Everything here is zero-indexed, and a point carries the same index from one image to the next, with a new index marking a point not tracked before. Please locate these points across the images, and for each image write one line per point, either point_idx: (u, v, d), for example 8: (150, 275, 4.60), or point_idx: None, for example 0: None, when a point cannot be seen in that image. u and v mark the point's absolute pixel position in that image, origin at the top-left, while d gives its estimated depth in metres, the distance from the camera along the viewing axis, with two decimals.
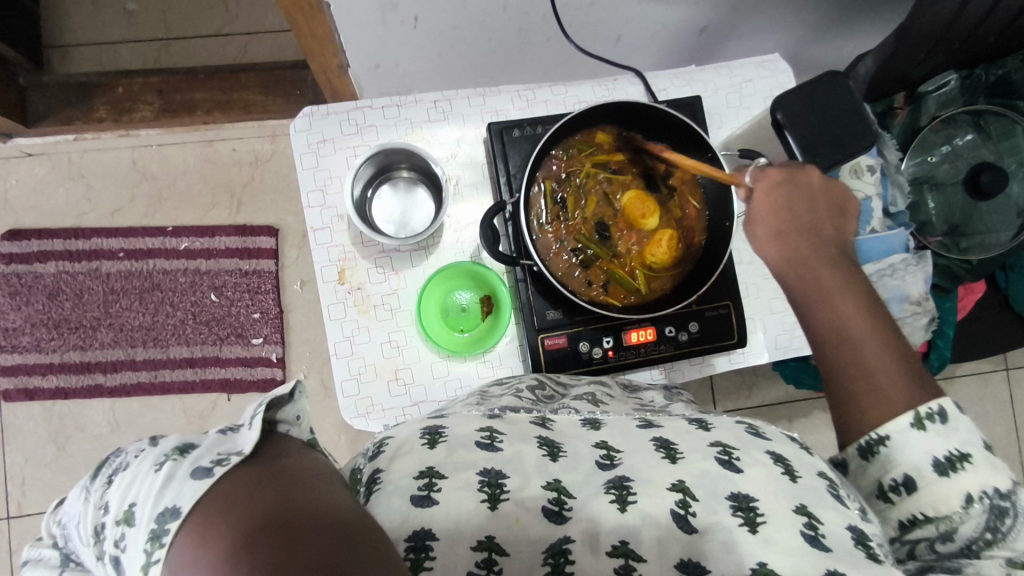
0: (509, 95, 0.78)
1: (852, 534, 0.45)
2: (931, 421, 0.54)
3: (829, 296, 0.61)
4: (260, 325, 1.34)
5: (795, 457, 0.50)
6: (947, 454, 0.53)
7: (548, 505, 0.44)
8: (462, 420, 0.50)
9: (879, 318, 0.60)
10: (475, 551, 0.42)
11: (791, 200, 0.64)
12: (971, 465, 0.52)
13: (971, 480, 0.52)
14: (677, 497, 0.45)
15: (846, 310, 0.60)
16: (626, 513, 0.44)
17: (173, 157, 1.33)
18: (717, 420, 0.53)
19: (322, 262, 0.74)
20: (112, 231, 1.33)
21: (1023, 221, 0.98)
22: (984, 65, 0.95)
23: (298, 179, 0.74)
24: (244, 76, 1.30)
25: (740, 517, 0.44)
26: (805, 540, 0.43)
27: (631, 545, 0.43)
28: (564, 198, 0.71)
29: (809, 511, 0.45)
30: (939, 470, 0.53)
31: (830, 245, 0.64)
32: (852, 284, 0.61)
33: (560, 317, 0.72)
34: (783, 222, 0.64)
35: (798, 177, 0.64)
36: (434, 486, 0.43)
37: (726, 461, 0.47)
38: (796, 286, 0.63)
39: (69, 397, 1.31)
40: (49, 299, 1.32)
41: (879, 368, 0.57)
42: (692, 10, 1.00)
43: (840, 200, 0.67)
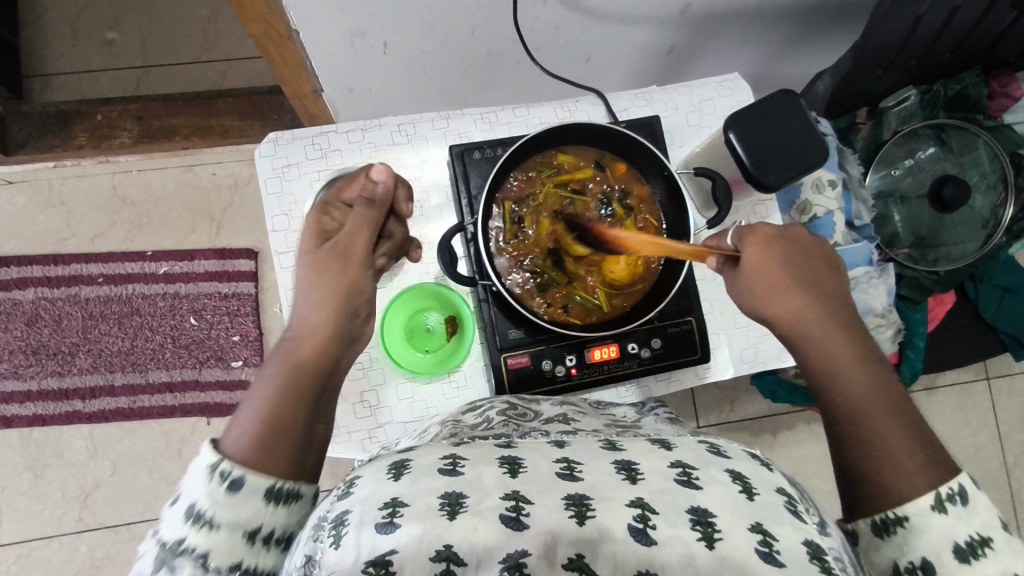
0: (472, 118, 0.79)
1: (807, 549, 0.41)
2: (952, 503, 0.51)
3: (839, 368, 0.59)
4: (240, 348, 1.34)
5: (754, 474, 0.46)
6: (969, 539, 0.50)
7: (504, 512, 0.40)
8: (428, 453, 0.48)
9: (892, 394, 0.58)
10: (435, 563, 0.38)
11: (788, 255, 0.63)
12: (993, 552, 0.49)
13: (994, 566, 0.49)
14: (636, 512, 0.41)
15: (857, 382, 0.58)
16: (584, 526, 0.40)
17: (153, 183, 1.35)
18: (681, 441, 0.50)
19: (287, 285, 0.75)
20: (92, 257, 1.33)
21: (988, 232, 1.00)
22: (942, 81, 0.98)
23: (263, 204, 0.75)
24: (223, 102, 1.29)
25: (698, 531, 0.40)
26: (759, 557, 0.39)
27: (587, 559, 0.39)
28: (522, 218, 0.72)
29: (765, 529, 0.41)
30: (961, 557, 0.50)
31: (836, 307, 0.62)
32: (862, 351, 0.60)
33: (523, 336, 0.72)
34: (786, 281, 0.62)
35: (792, 234, 0.65)
36: (397, 511, 0.40)
37: (685, 481, 0.44)
38: (806, 357, 0.61)
39: (47, 424, 1.30)
40: (27, 325, 1.32)
41: (900, 449, 0.54)
42: (657, 31, 1.03)
43: (837, 263, 0.66)
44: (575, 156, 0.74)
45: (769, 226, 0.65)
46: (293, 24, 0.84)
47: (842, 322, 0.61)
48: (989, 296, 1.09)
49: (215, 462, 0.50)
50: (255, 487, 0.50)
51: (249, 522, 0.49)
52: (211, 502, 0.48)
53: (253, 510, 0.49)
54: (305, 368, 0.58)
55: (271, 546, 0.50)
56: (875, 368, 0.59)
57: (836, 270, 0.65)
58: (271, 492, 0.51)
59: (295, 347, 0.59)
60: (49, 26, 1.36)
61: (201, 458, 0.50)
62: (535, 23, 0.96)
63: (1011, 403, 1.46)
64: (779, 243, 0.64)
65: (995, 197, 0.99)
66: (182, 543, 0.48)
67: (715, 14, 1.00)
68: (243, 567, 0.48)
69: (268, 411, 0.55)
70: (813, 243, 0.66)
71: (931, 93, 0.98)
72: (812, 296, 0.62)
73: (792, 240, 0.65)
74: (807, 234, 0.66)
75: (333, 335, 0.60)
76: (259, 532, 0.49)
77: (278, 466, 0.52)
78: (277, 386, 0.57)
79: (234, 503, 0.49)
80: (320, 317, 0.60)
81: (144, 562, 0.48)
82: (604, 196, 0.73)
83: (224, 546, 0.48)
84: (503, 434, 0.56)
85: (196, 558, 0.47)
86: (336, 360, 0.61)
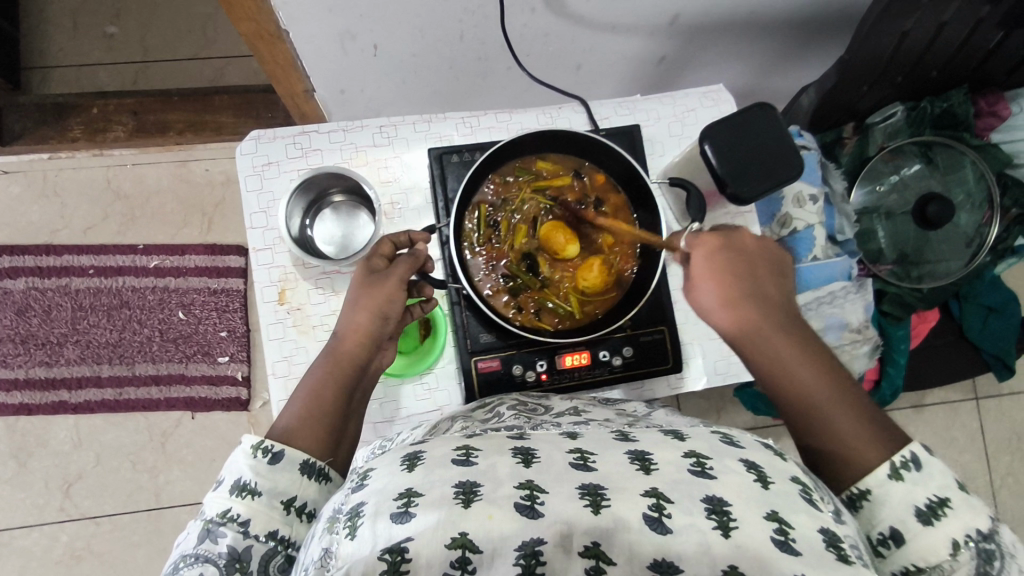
0: (454, 122, 0.80)
1: (822, 536, 0.41)
2: (907, 471, 0.54)
3: (790, 374, 0.59)
4: (227, 343, 1.35)
5: (768, 463, 0.45)
6: (928, 503, 0.53)
7: (520, 500, 0.40)
8: (440, 444, 0.47)
9: (842, 385, 0.59)
10: (450, 550, 0.38)
11: (733, 264, 0.62)
12: (952, 511, 0.52)
13: (955, 525, 0.52)
14: (650, 501, 0.41)
15: (809, 384, 0.58)
16: (600, 515, 0.40)
17: (148, 177, 1.34)
18: (694, 431, 0.49)
19: (263, 282, 0.75)
20: (83, 248, 1.34)
21: (972, 250, 1.00)
22: (929, 98, 0.98)
23: (243, 201, 0.75)
24: (218, 98, 1.34)
25: (714, 520, 0.40)
26: (773, 544, 0.39)
27: (602, 546, 0.39)
28: (497, 221, 0.73)
29: (780, 517, 0.41)
30: (923, 519, 0.52)
31: (780, 309, 0.62)
32: (810, 351, 0.60)
33: (494, 340, 0.73)
34: (734, 293, 0.61)
35: (735, 240, 0.64)
36: (413, 501, 0.40)
37: (699, 471, 0.43)
38: (757, 366, 0.61)
39: (33, 413, 1.31)
40: (17, 314, 1.33)
41: (854, 438, 0.56)
42: (648, 40, 1.03)
43: (777, 258, 0.66)
44: (555, 163, 0.74)
45: (713, 237, 0.63)
46: (282, 24, 0.84)
47: (792, 326, 0.61)
48: (973, 316, 1.09)
49: (258, 441, 0.57)
50: (293, 461, 0.57)
51: (285, 491, 0.56)
52: (254, 474, 0.55)
53: (289, 480, 0.57)
54: (337, 370, 0.65)
55: (304, 517, 0.56)
56: (828, 367, 0.59)
57: (780, 270, 0.65)
58: (306, 466, 0.58)
59: (338, 345, 0.66)
60: (49, 19, 1.37)
61: (243, 441, 0.57)
62: (524, 30, 0.96)
63: (999, 424, 1.45)
64: (725, 253, 0.63)
65: (979, 216, 0.99)
66: (227, 513, 0.54)
67: (705, 25, 1.00)
68: (278, 534, 0.54)
69: (308, 402, 0.62)
70: (752, 244, 0.65)
71: (918, 110, 0.99)
72: (758, 303, 0.61)
73: (736, 246, 0.64)
74: (750, 237, 0.65)
75: (370, 336, 0.66)
76: (294, 503, 0.56)
77: (313, 447, 0.60)
78: (317, 378, 0.64)
79: (273, 474, 0.56)
80: (360, 316, 0.65)
81: (188, 540, 0.53)
82: (580, 205, 0.73)
83: (262, 512, 0.54)
84: (514, 425, 0.57)
85: (238, 526, 0.53)
86: (370, 357, 0.67)
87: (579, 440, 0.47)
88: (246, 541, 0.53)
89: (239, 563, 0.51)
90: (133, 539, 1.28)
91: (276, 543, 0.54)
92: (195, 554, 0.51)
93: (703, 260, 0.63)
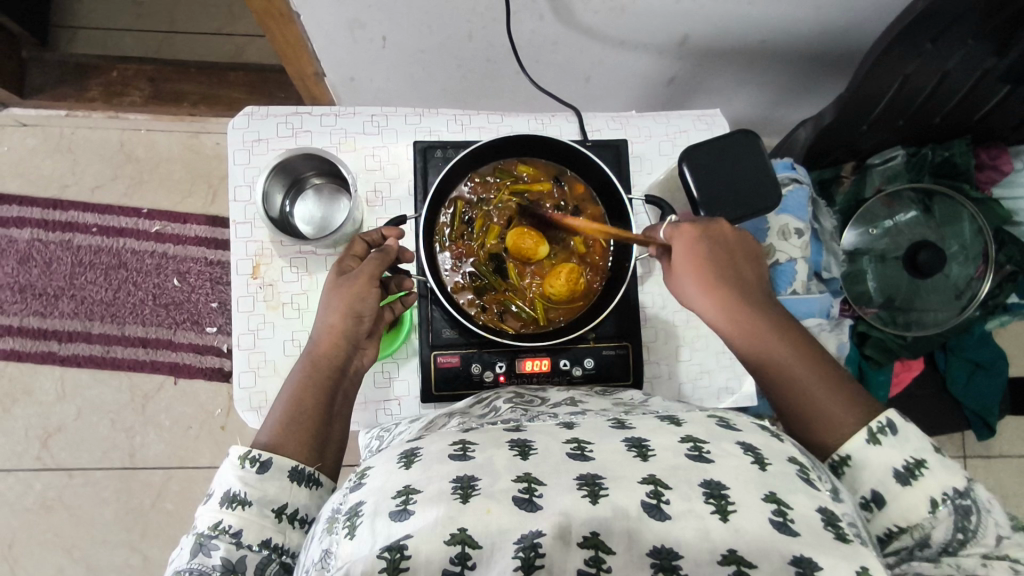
0: (446, 119, 0.81)
1: (821, 515, 0.40)
2: (884, 435, 0.54)
3: (766, 345, 0.60)
4: (216, 315, 1.36)
5: (765, 445, 0.44)
6: (905, 464, 0.53)
7: (517, 494, 0.40)
8: (438, 438, 0.47)
9: (814, 354, 0.60)
10: (448, 546, 0.38)
11: (711, 252, 0.64)
12: (928, 471, 0.52)
13: (933, 483, 0.52)
14: (649, 488, 0.40)
15: (783, 352, 0.59)
16: (598, 505, 0.39)
17: (159, 142, 1.39)
18: (689, 415, 0.48)
19: (238, 255, 0.76)
20: (89, 206, 1.37)
21: (961, 301, 1.01)
22: (931, 146, 1.01)
23: (229, 173, 0.77)
24: (234, 74, 1.35)
25: (711, 504, 0.39)
26: (773, 527, 0.38)
27: (602, 536, 0.39)
28: (471, 219, 0.74)
29: (778, 498, 0.40)
30: (902, 480, 0.52)
31: (753, 290, 0.64)
32: (784, 323, 0.62)
33: (455, 336, 0.75)
34: (711, 273, 0.63)
35: (715, 230, 0.65)
36: (411, 499, 0.40)
37: (696, 456, 0.42)
38: (735, 338, 0.62)
39: (22, 360, 1.33)
40: (19, 263, 1.36)
41: (831, 400, 0.57)
42: (658, 60, 1.03)
43: (752, 250, 0.67)
44: (537, 168, 0.75)
45: (693, 226, 0.65)
46: (294, 6, 0.85)
47: (766, 305, 0.63)
48: (958, 370, 1.08)
49: (245, 452, 0.58)
50: (281, 469, 0.58)
51: (275, 499, 0.57)
52: (244, 484, 0.57)
53: (279, 488, 0.58)
54: (318, 373, 0.66)
55: (296, 524, 0.57)
56: (809, 349, 0.60)
57: (757, 260, 0.66)
58: (296, 473, 0.59)
59: (314, 348, 0.67)
60: None
61: (231, 452, 0.58)
62: (532, 37, 0.95)
63: None
64: (704, 241, 0.64)
65: (972, 269, 1.00)
66: (220, 525, 0.55)
67: (716, 50, 1.00)
68: (271, 543, 0.55)
69: (291, 409, 0.63)
70: (733, 238, 0.65)
71: (918, 156, 1.01)
72: (733, 281, 0.63)
73: (715, 237, 0.64)
74: (731, 228, 0.66)
75: (345, 336, 0.66)
76: (285, 510, 0.57)
77: (300, 452, 0.61)
78: (298, 385, 0.65)
79: (262, 483, 0.57)
80: (333, 318, 0.66)
81: (182, 556, 0.54)
82: (555, 211, 0.74)
83: (254, 522, 0.55)
84: (511, 417, 0.56)
85: (231, 537, 0.54)
86: (348, 356, 0.68)
87: (577, 428, 0.47)
88: (240, 551, 0.54)
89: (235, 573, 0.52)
90: (103, 495, 1.30)
91: (270, 551, 0.55)
92: (189, 568, 0.52)
93: (683, 246, 0.64)
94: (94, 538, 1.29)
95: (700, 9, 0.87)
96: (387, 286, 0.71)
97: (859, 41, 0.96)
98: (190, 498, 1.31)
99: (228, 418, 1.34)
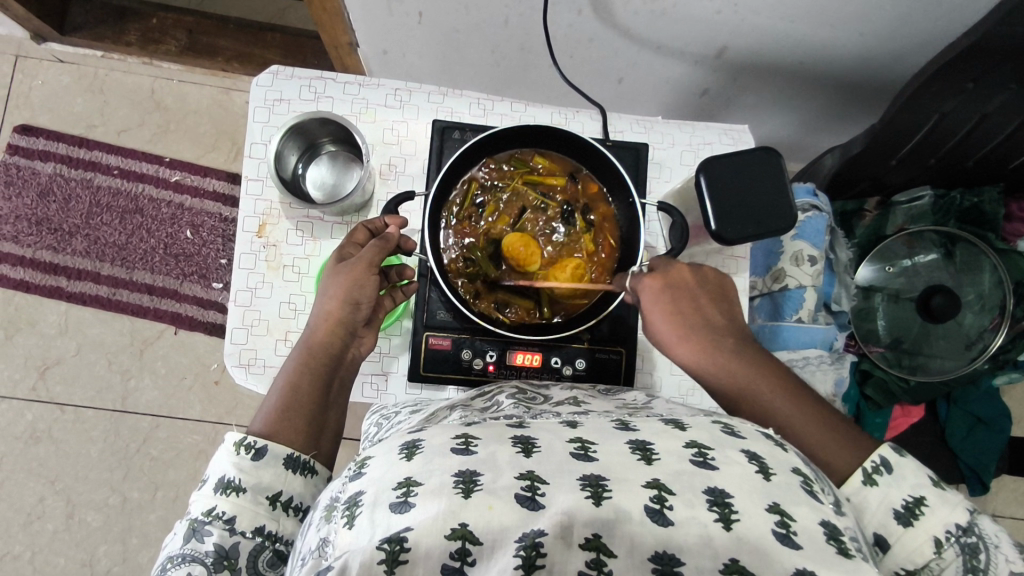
0: (468, 101, 0.81)
1: (824, 529, 0.39)
2: (879, 474, 0.52)
3: (748, 393, 0.57)
4: (225, 271, 1.37)
5: (770, 455, 0.44)
6: (905, 503, 0.51)
7: (522, 492, 0.39)
8: (439, 430, 0.46)
9: (799, 394, 0.56)
10: (449, 541, 0.38)
11: (677, 304, 0.61)
12: (929, 509, 0.51)
13: (934, 522, 0.50)
14: (652, 493, 0.39)
15: (765, 398, 0.56)
16: (600, 507, 0.38)
17: (189, 94, 1.40)
18: (695, 421, 0.47)
19: (246, 212, 0.77)
20: (115, 149, 1.39)
21: (971, 351, 0.99)
22: (961, 190, 1.00)
23: (247, 129, 0.77)
24: (270, 36, 1.36)
25: (715, 512, 0.38)
26: (775, 538, 0.38)
27: (604, 538, 0.38)
28: (483, 203, 0.73)
29: (782, 509, 0.39)
30: (902, 521, 0.50)
31: (728, 335, 0.61)
32: (764, 367, 0.58)
33: (449, 320, 0.75)
34: (681, 328, 0.60)
35: (675, 276, 0.62)
36: (411, 491, 0.40)
37: (700, 462, 0.42)
38: (718, 389, 0.59)
39: (30, 291, 1.35)
40: (38, 196, 1.37)
41: (823, 443, 0.53)
42: (695, 70, 1.01)
43: (721, 287, 0.64)
44: (553, 162, 0.74)
45: (654, 278, 0.62)
46: None
47: (743, 350, 0.59)
48: (958, 424, 1.07)
49: (240, 439, 0.57)
50: (276, 456, 0.58)
51: (270, 486, 0.56)
52: (238, 471, 0.56)
53: (273, 476, 0.57)
54: (314, 358, 0.65)
55: (290, 512, 0.57)
56: (792, 390, 0.57)
57: (724, 297, 0.64)
58: (290, 460, 0.58)
59: (312, 335, 0.67)
60: None
61: (226, 439, 0.58)
62: (568, 30, 0.93)
63: None
64: (669, 292, 0.62)
65: (987, 320, 0.98)
66: (213, 510, 0.54)
67: (754, 65, 0.97)
68: (265, 530, 0.55)
69: (287, 398, 0.62)
70: (695, 279, 0.63)
71: (946, 199, 1.00)
72: (706, 331, 0.60)
73: (676, 283, 0.62)
74: (689, 270, 0.63)
75: (342, 322, 0.66)
76: (280, 498, 0.56)
77: (297, 439, 0.60)
78: (292, 372, 0.64)
79: (257, 470, 0.57)
80: (330, 304, 0.66)
81: (175, 541, 0.53)
82: (566, 207, 0.73)
83: (249, 509, 0.55)
84: (513, 414, 0.56)
85: (224, 523, 0.54)
86: (347, 344, 0.68)
87: (581, 428, 0.46)
88: (233, 538, 0.53)
89: (227, 561, 0.52)
90: (91, 434, 1.32)
91: (263, 538, 0.54)
92: (183, 554, 0.52)
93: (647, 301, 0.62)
94: (78, 475, 1.31)
95: (743, 22, 0.85)
96: (388, 275, 0.72)
97: (900, 74, 0.94)
98: (176, 447, 1.33)
99: (223, 374, 1.35)
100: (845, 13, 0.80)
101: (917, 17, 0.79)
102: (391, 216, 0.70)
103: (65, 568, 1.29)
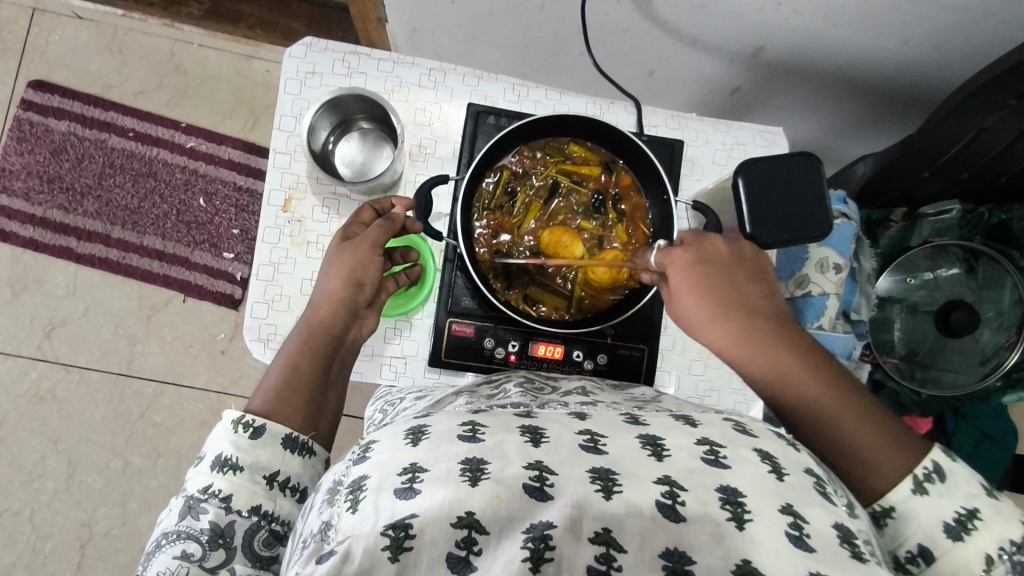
0: (503, 86, 0.79)
1: (837, 532, 0.39)
2: (930, 483, 0.52)
3: (784, 377, 0.55)
4: (236, 242, 1.36)
5: (782, 454, 0.43)
6: (956, 515, 0.51)
7: (529, 482, 0.39)
8: (446, 417, 0.46)
9: (836, 379, 0.55)
10: (456, 528, 0.37)
11: (712, 280, 0.58)
12: (982, 523, 0.50)
13: (986, 538, 0.50)
14: (664, 489, 0.39)
15: (800, 383, 0.55)
16: (611, 501, 0.38)
17: (209, 59, 1.38)
18: (706, 419, 0.47)
19: (272, 184, 0.75)
20: (130, 110, 1.37)
21: (986, 368, 0.99)
22: (989, 206, 0.99)
23: (278, 100, 0.76)
24: (296, 5, 1.34)
25: (727, 511, 0.38)
26: (789, 540, 0.37)
27: (614, 533, 0.37)
28: (514, 192, 0.73)
29: (795, 511, 0.39)
30: (952, 535, 0.50)
31: (763, 316, 0.58)
32: (800, 351, 0.56)
33: (474, 307, 0.75)
34: (717, 306, 0.58)
35: (706, 250, 0.59)
36: (417, 477, 0.39)
37: (712, 460, 0.41)
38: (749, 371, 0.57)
39: (38, 250, 1.33)
40: (52, 154, 1.35)
41: (857, 431, 0.53)
42: (727, 68, 1.00)
43: (756, 266, 0.61)
44: (590, 152, 0.73)
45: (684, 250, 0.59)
46: None
47: (780, 331, 0.57)
48: (963, 438, 1.08)
49: (238, 417, 0.57)
50: (274, 435, 0.57)
51: (267, 466, 0.56)
52: (235, 449, 0.55)
53: (271, 455, 0.56)
54: (316, 341, 0.65)
55: (287, 492, 0.56)
56: (828, 374, 0.55)
57: (760, 276, 0.60)
58: (287, 440, 0.58)
59: (313, 312, 0.66)
60: None
61: (225, 417, 0.58)
62: (604, 19, 0.92)
63: None
64: (699, 267, 0.59)
65: (1004, 337, 0.98)
66: (209, 488, 0.53)
67: (788, 66, 0.96)
68: (261, 509, 0.54)
69: (286, 375, 0.62)
70: (728, 256, 0.60)
71: (975, 214, 0.99)
72: (743, 310, 0.57)
73: (708, 256, 0.59)
74: (721, 244, 0.60)
75: (344, 304, 0.66)
76: (277, 478, 0.56)
77: (295, 420, 0.59)
78: (293, 353, 0.64)
79: (254, 449, 0.56)
80: (333, 284, 0.65)
81: (170, 518, 0.53)
82: (598, 197, 0.73)
83: (246, 487, 0.54)
84: (521, 402, 0.55)
85: (220, 501, 0.53)
86: (347, 325, 0.67)
87: (590, 420, 0.46)
88: (229, 516, 0.52)
89: (222, 539, 0.51)
90: (96, 396, 1.32)
91: (260, 518, 0.54)
92: (178, 531, 0.51)
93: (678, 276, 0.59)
94: (81, 436, 1.31)
95: (784, 22, 0.84)
96: (392, 257, 0.72)
97: (935, 84, 0.93)
98: (180, 415, 1.33)
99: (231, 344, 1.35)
100: (889, 20, 0.79)
101: (962, 29, 0.78)
102: (400, 197, 0.70)
103: (65, 528, 1.29)
